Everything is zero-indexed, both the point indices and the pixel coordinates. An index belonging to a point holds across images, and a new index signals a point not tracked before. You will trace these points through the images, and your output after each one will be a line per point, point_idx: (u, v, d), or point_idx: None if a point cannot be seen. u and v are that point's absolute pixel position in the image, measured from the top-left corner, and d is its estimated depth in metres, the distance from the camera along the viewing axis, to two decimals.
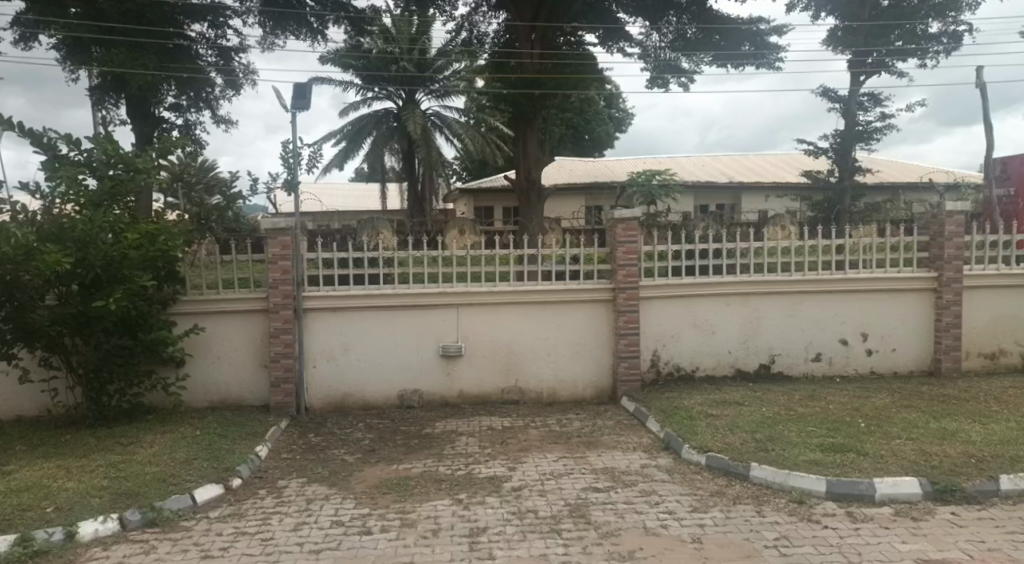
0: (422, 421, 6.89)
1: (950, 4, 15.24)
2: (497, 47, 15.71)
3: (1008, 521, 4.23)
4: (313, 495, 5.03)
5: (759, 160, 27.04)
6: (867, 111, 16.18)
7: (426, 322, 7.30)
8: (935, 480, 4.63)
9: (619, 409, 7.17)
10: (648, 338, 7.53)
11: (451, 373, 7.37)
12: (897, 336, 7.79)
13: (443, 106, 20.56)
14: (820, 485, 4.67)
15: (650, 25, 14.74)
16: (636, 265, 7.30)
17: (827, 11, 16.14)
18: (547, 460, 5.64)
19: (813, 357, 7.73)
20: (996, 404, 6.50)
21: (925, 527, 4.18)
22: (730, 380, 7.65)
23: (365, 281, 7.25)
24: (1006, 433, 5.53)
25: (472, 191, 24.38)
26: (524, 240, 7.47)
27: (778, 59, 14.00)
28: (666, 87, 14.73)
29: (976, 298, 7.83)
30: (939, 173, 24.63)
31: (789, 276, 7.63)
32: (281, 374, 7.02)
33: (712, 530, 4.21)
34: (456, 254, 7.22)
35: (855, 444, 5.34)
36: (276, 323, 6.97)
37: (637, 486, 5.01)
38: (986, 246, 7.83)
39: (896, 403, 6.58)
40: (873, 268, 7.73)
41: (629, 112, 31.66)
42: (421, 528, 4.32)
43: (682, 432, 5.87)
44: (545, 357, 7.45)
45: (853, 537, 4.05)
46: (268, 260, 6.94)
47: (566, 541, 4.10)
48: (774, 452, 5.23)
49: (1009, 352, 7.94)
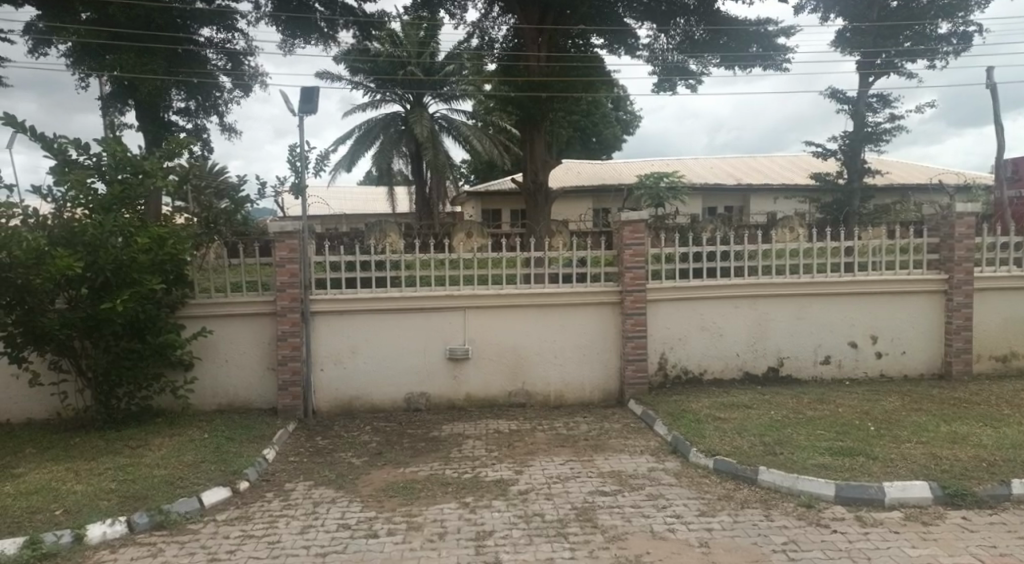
0: (428, 424, 6.89)
1: (960, 4, 15.13)
2: (506, 52, 15.71)
3: (1020, 526, 4.19)
4: (320, 498, 5.04)
5: (767, 162, 26.94)
6: (876, 113, 16.11)
7: (433, 325, 7.31)
8: (946, 484, 4.59)
9: (626, 412, 7.15)
10: (655, 341, 7.51)
11: (457, 376, 7.37)
12: (906, 339, 7.74)
13: (451, 109, 20.65)
14: (829, 489, 4.64)
15: (658, 28, 14.74)
16: (642, 268, 7.28)
17: (836, 13, 16.03)
18: (554, 463, 5.63)
19: (821, 359, 7.69)
20: (1007, 407, 6.45)
21: (935, 531, 4.14)
22: (738, 383, 7.62)
23: (372, 284, 7.26)
24: (1017, 437, 5.48)
25: (480, 194, 24.43)
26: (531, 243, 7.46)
27: (786, 60, 13.92)
28: (674, 89, 14.77)
29: (986, 301, 7.77)
30: (949, 174, 24.49)
31: (797, 277, 7.59)
32: (288, 377, 7.04)
33: (720, 534, 4.19)
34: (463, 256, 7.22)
35: (864, 447, 5.31)
36: (283, 326, 6.99)
37: (645, 489, 4.99)
38: (997, 248, 7.77)
39: (905, 407, 6.53)
40: (882, 270, 7.68)
41: (637, 114, 31.65)
42: (427, 532, 4.33)
43: (690, 436, 5.85)
44: (552, 360, 7.44)
45: (862, 542, 4.02)
46: (275, 264, 6.97)
47: (573, 545, 4.09)
48: (782, 455, 5.21)
49: (1021, 355, 7.87)
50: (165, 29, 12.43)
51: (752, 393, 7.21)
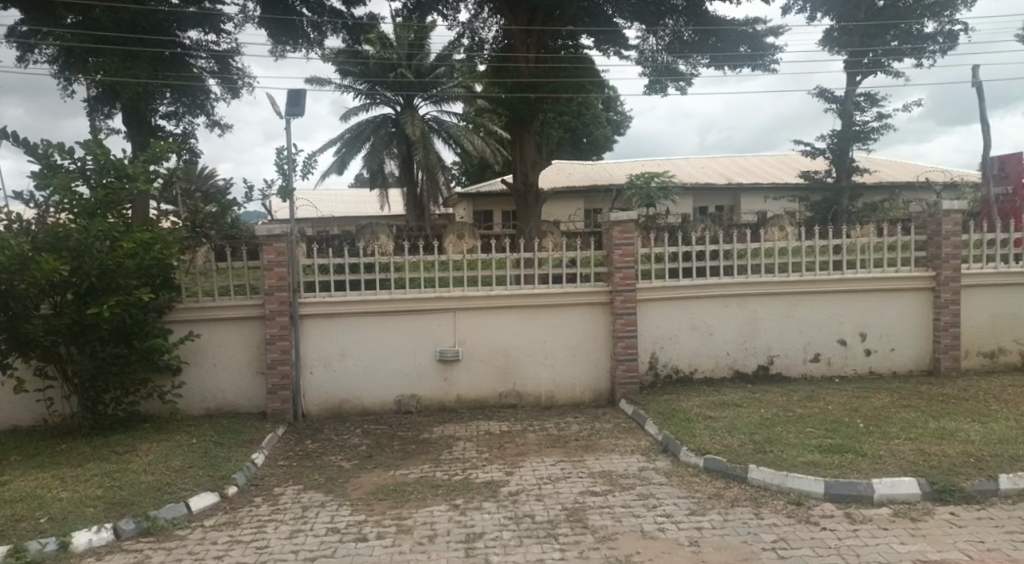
0: (419, 427, 6.87)
1: (946, 4, 15.36)
2: (496, 53, 15.76)
3: (1006, 520, 4.22)
4: (309, 502, 5.02)
5: (757, 161, 27.06)
6: (863, 111, 16.23)
7: (423, 327, 7.29)
8: (934, 480, 4.62)
9: (617, 412, 7.15)
10: (646, 340, 7.52)
11: (448, 378, 7.36)
12: (894, 335, 7.79)
13: (441, 111, 20.69)
14: (819, 487, 4.67)
15: (647, 28, 14.83)
16: (632, 268, 7.29)
17: (823, 12, 16.17)
18: (544, 464, 5.63)
19: (811, 357, 7.72)
20: (995, 403, 6.50)
21: (924, 527, 4.17)
22: (729, 382, 7.64)
23: (362, 287, 7.23)
24: (1004, 432, 5.53)
25: (471, 196, 24.42)
26: (521, 244, 7.44)
27: (774, 60, 13.97)
28: (664, 92, 14.61)
29: (974, 297, 7.83)
30: (936, 172, 24.68)
31: (786, 276, 7.63)
32: (277, 381, 7.01)
33: (710, 533, 4.20)
34: (453, 258, 7.21)
35: (854, 444, 5.34)
36: (272, 330, 6.97)
37: (635, 489, 5.00)
38: (985, 245, 7.82)
39: (895, 403, 6.57)
40: (870, 268, 7.73)
41: (628, 115, 31.74)
42: (417, 534, 4.32)
43: (681, 435, 5.86)
44: (543, 361, 7.44)
45: (851, 539, 4.04)
46: (264, 267, 6.94)
47: (563, 545, 4.09)
48: (773, 453, 5.22)
49: (1008, 351, 7.94)
50: (150, 33, 12.36)
51: (743, 391, 7.23)
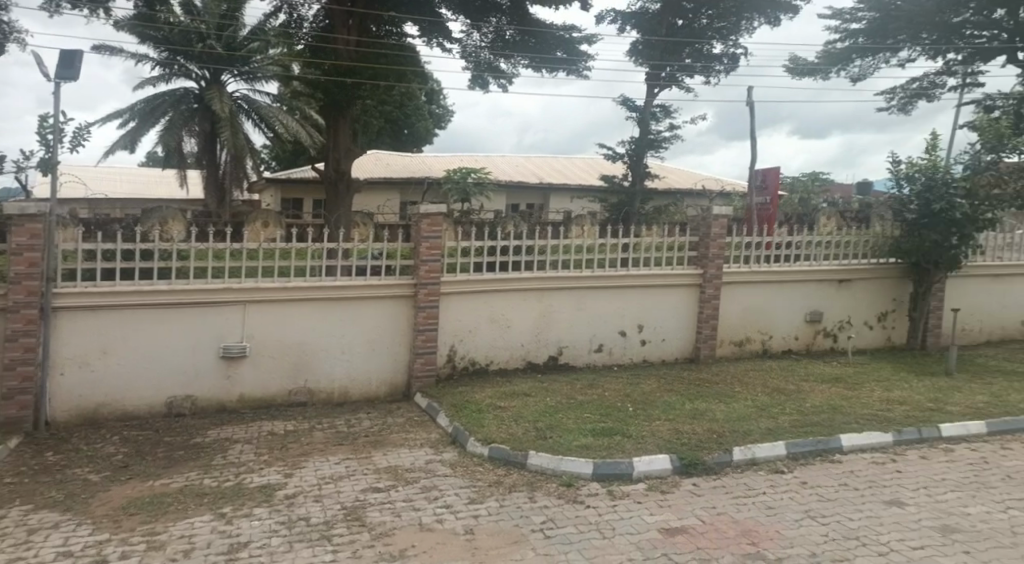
0: (194, 430, 6.38)
1: (731, 29, 17.36)
2: (314, 31, 14.95)
3: (735, 487, 4.88)
4: (42, 524, 4.42)
5: (566, 162, 28.59)
6: (659, 121, 17.77)
7: (206, 322, 6.76)
8: (682, 456, 5.20)
9: (411, 406, 7.20)
10: (444, 333, 7.61)
11: (232, 376, 6.90)
12: (668, 328, 8.65)
13: (251, 90, 19.30)
14: (587, 468, 5.04)
15: (472, 23, 14.98)
16: (438, 261, 7.34)
17: (633, 25, 17.39)
18: (328, 463, 5.48)
19: (595, 348, 8.32)
20: (741, 385, 7.46)
21: (671, 498, 4.68)
22: (521, 372, 7.98)
23: (135, 276, 6.55)
24: (744, 411, 6.36)
25: (278, 181, 23.13)
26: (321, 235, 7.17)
27: (586, 67, 14.73)
28: (486, 87, 15.06)
29: (732, 293, 8.92)
30: (715, 182, 27.81)
31: (579, 270, 8.14)
32: (16, 384, 6.10)
33: (483, 520, 4.36)
34: (248, 248, 6.77)
35: (622, 427, 5.84)
36: (15, 324, 6.05)
37: (418, 482, 5.05)
38: (743, 248, 8.93)
39: (662, 388, 7.30)
40: (648, 264, 8.51)
41: (448, 109, 31.85)
42: (170, 550, 3.99)
43: (468, 425, 6.03)
44: (335, 356, 7.24)
45: (609, 514, 4.42)
46: (11, 252, 6.00)
47: (335, 546, 4.01)
48: (550, 439, 5.55)
49: (756, 340, 9.16)
50: None
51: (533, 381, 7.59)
